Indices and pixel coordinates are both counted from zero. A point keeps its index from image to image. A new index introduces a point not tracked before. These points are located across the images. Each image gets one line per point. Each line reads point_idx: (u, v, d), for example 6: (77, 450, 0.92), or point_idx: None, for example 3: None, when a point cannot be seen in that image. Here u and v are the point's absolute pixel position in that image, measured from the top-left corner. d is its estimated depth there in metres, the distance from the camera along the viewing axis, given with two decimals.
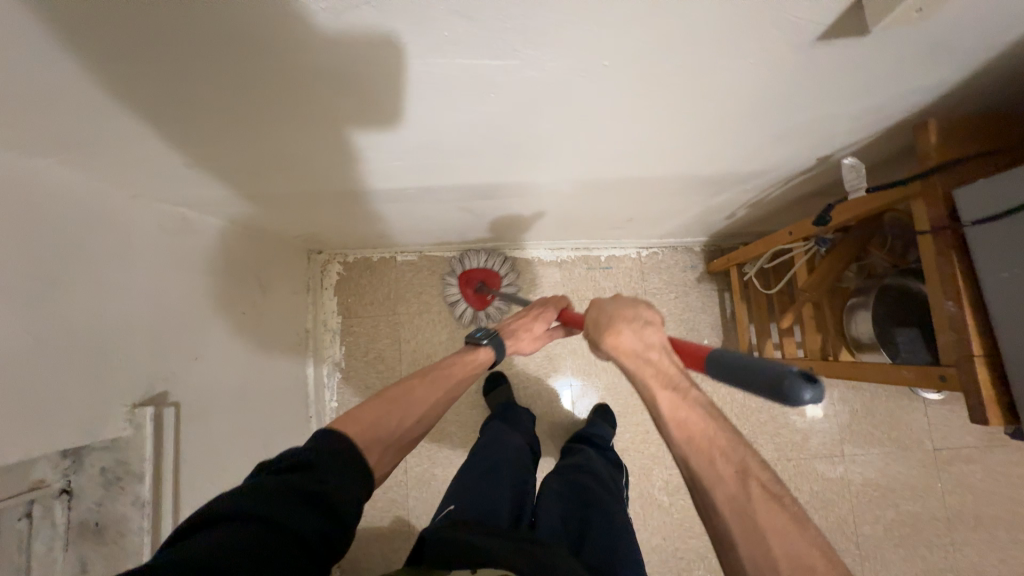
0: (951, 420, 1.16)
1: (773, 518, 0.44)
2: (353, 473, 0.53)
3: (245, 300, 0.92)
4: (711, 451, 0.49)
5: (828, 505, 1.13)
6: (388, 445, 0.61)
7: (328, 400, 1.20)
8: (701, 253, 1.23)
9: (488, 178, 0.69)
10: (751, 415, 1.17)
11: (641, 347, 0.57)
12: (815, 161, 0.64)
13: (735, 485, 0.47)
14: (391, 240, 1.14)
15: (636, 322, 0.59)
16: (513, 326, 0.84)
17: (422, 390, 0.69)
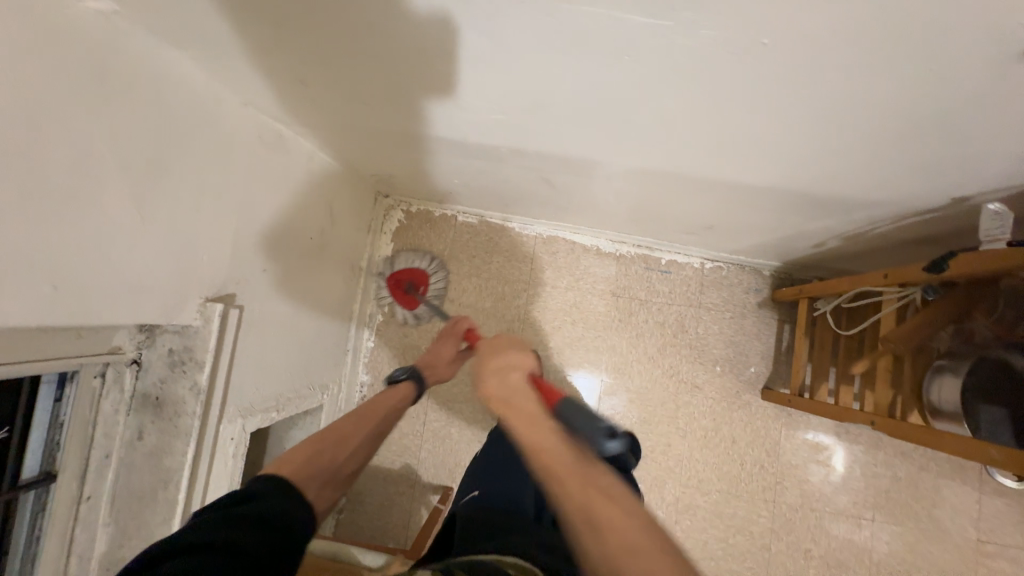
0: (1004, 514, 1.06)
1: (611, 519, 0.44)
2: (292, 497, 0.53)
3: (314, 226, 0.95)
4: (556, 471, 0.49)
5: (842, 565, 1.08)
6: (329, 480, 0.61)
7: (365, 339, 1.24)
8: (769, 278, 1.16)
9: (578, 152, 0.67)
10: (782, 455, 1.11)
11: (501, 386, 0.59)
12: (942, 199, 0.58)
13: (578, 493, 0.47)
14: (457, 198, 1.15)
15: (498, 364, 0.62)
16: (427, 356, 0.90)
17: (352, 424, 0.71)
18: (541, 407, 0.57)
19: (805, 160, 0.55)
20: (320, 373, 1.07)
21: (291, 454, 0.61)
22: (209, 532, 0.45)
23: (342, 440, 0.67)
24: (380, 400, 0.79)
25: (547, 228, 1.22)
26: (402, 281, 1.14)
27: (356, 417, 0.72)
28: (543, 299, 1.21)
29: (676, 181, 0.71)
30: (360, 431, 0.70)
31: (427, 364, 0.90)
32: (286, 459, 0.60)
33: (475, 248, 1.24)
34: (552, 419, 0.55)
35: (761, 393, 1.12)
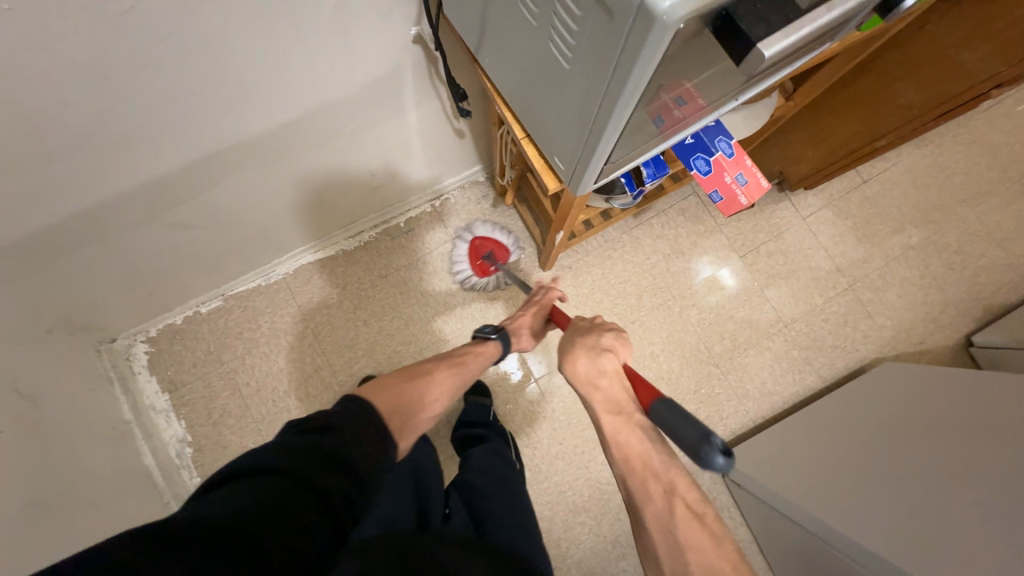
0: (744, 227, 1.29)
1: (693, 537, 0.51)
2: (369, 434, 0.51)
3: (13, 409, 0.83)
4: (645, 474, 0.54)
5: (681, 344, 1.23)
6: (410, 417, 0.65)
7: (188, 478, 1.13)
8: (486, 182, 1.28)
9: (147, 160, 0.68)
10: (588, 298, 1.24)
11: (594, 373, 0.61)
12: (417, 42, 0.69)
13: (664, 505, 0.52)
14: (176, 291, 1.09)
15: (595, 348, 0.63)
16: (512, 324, 0.90)
17: (441, 371, 0.75)
18: (631, 398, 0.60)
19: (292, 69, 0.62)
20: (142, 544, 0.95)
21: (384, 386, 0.67)
22: (286, 463, 0.43)
23: (424, 382, 0.71)
24: (470, 355, 0.82)
25: (289, 263, 1.21)
26: (483, 249, 1.20)
27: (453, 372, 0.77)
28: (328, 323, 1.21)
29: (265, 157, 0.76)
30: (445, 377, 0.75)
31: (511, 331, 0.90)
32: (377, 388, 0.65)
33: (238, 323, 1.19)
34: (643, 418, 0.58)
35: (540, 267, 1.24)
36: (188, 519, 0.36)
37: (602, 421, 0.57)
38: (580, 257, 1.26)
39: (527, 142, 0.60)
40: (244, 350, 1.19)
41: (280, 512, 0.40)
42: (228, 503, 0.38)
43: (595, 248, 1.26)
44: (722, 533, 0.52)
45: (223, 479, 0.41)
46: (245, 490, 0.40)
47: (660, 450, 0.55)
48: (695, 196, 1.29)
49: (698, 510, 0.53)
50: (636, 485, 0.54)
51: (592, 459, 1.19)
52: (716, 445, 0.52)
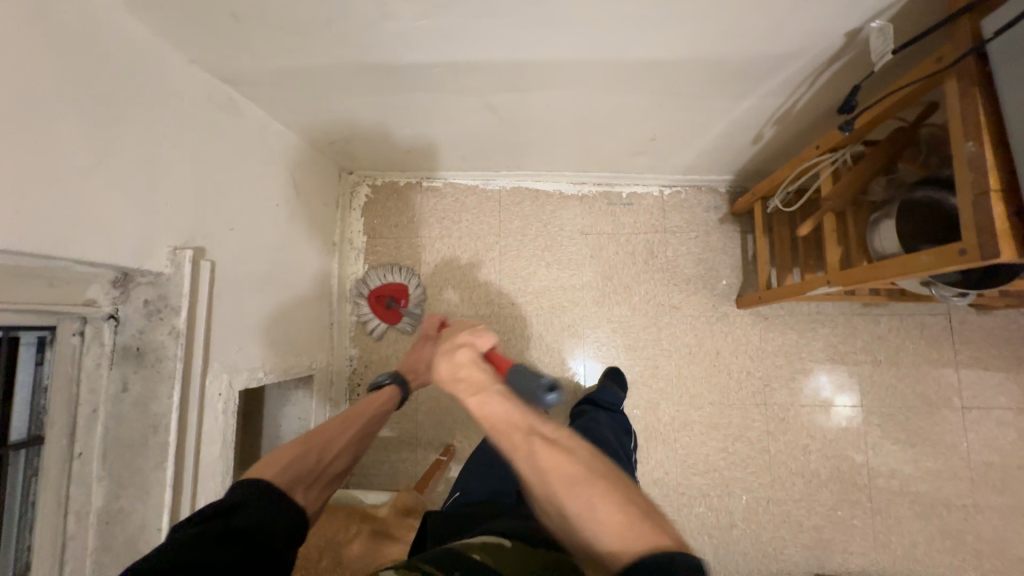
0: (985, 379, 1.09)
1: (556, 465, 0.46)
2: (274, 504, 0.53)
3: (278, 193, 0.97)
4: (506, 428, 0.49)
5: (841, 455, 1.10)
6: (312, 482, 0.61)
7: (349, 313, 1.26)
8: (725, 194, 1.21)
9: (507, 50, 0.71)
10: (767, 357, 1.15)
11: (450, 368, 0.56)
12: (851, 39, 0.60)
13: (526, 450, 0.47)
14: (419, 160, 1.18)
15: (447, 346, 0.59)
16: (410, 359, 0.92)
17: (335, 427, 0.70)
18: (490, 374, 0.56)
19: (733, 18, 0.58)
20: (306, 346, 1.08)
21: (275, 454, 0.61)
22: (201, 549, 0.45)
23: (331, 441, 0.67)
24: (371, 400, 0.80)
25: (511, 179, 1.26)
26: (384, 294, 1.22)
27: (346, 420, 0.72)
28: (514, 248, 1.25)
29: (600, 85, 0.77)
30: (343, 432, 0.70)
31: (409, 367, 0.92)
32: (274, 458, 0.60)
33: (444, 210, 1.28)
34: (500, 383, 0.54)
35: (735, 302, 1.16)
36: None
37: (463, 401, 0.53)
38: (781, 314, 1.15)
39: (993, 195, 0.49)
40: (438, 234, 1.27)
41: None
42: None
43: (802, 313, 1.15)
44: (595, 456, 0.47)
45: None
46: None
47: (515, 400, 0.51)
48: (946, 318, 1.11)
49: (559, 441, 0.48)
50: (496, 437, 0.50)
51: (689, 506, 1.11)
52: (541, 385, 0.59)
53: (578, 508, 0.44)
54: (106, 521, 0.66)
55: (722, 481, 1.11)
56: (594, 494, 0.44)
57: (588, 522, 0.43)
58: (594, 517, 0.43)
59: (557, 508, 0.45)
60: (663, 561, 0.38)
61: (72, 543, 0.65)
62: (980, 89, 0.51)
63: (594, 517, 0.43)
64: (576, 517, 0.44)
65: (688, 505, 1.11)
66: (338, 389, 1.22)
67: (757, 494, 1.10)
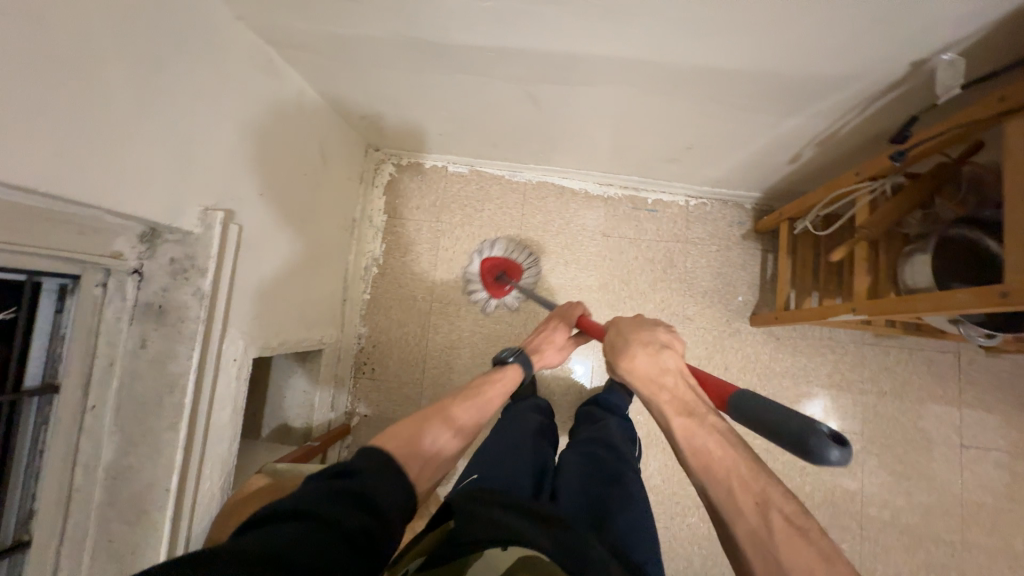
0: (985, 420, 1.10)
1: (792, 551, 0.43)
2: (386, 476, 0.53)
3: (307, 163, 0.95)
4: (728, 478, 0.49)
5: (837, 481, 1.11)
6: (424, 461, 0.63)
7: (362, 291, 1.25)
8: (749, 211, 1.21)
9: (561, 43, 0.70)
10: (774, 377, 1.15)
11: (655, 372, 0.63)
12: (915, 68, 0.60)
13: (755, 517, 0.46)
14: (449, 144, 1.16)
15: (653, 348, 0.66)
16: (535, 343, 0.96)
17: (450, 408, 0.74)
18: (703, 401, 0.58)
19: (803, 34, 0.57)
20: (318, 320, 1.07)
21: (395, 429, 0.65)
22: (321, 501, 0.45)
23: (443, 422, 0.71)
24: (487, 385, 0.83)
25: (537, 174, 1.25)
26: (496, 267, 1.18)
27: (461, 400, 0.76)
28: (534, 243, 1.24)
29: (651, 87, 0.76)
30: (458, 416, 0.74)
31: (535, 347, 0.96)
32: (390, 435, 0.63)
33: (467, 197, 1.26)
34: (718, 418, 0.55)
35: (750, 320, 1.16)
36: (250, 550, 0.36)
37: (670, 423, 0.57)
38: (794, 336, 1.15)
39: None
40: (459, 221, 1.26)
41: (303, 547, 0.39)
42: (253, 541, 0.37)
43: (814, 337, 1.15)
44: (837, 554, 0.42)
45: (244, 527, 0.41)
46: (292, 528, 0.40)
47: (741, 455, 0.51)
48: (955, 356, 1.12)
49: (803, 525, 0.45)
50: (716, 487, 0.50)
51: (681, 516, 1.12)
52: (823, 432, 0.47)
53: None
54: (113, 476, 0.65)
55: None
56: None
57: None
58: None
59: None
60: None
61: (78, 495, 0.65)
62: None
63: None
64: None
65: (681, 514, 1.12)
66: (343, 366, 1.21)
67: None
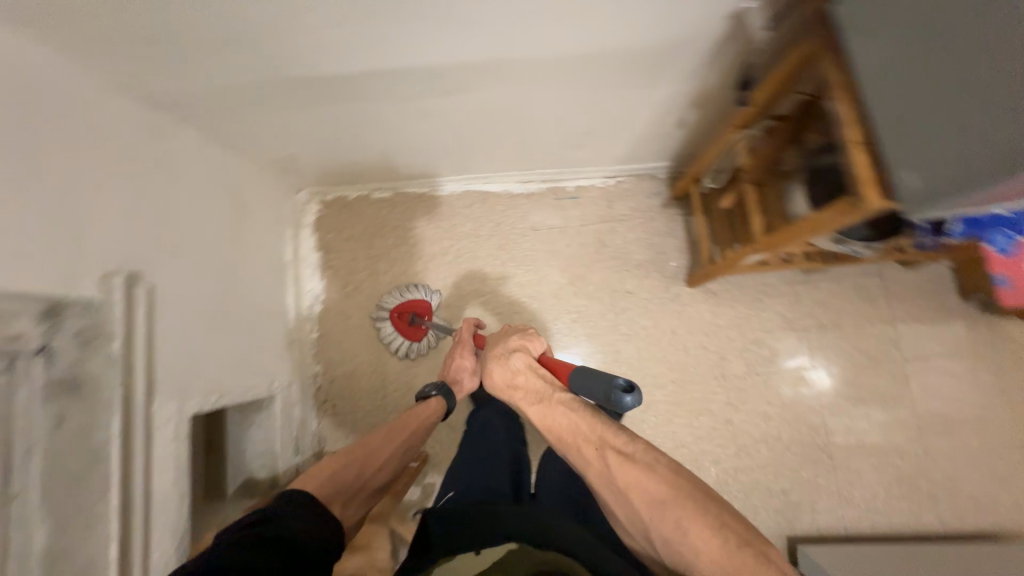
0: (920, 331, 1.16)
1: (629, 478, 0.57)
2: (302, 515, 0.64)
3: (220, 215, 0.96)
4: (575, 441, 0.65)
5: (799, 417, 1.15)
6: (345, 494, 0.75)
7: (309, 331, 1.26)
8: (665, 180, 1.26)
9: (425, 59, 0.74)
10: (721, 331, 1.19)
11: (507, 377, 0.76)
12: (736, 19, 0.65)
13: (597, 462, 0.61)
14: (366, 172, 1.19)
15: (502, 356, 0.78)
16: (450, 372, 1.01)
17: (378, 440, 0.86)
18: (551, 384, 0.72)
19: (627, 6, 0.62)
20: (264, 367, 1.07)
21: (318, 470, 0.75)
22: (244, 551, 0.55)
23: (362, 455, 0.81)
24: (409, 417, 0.92)
25: (459, 184, 1.28)
26: (406, 311, 1.20)
27: (390, 432, 0.88)
28: (470, 250, 1.27)
29: (522, 83, 0.80)
30: (383, 445, 0.86)
31: (451, 378, 1.02)
32: (311, 478, 0.73)
33: (397, 220, 1.29)
34: (562, 394, 0.70)
35: (687, 282, 1.20)
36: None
37: (529, 413, 0.72)
38: (729, 288, 1.20)
39: (858, 147, 0.52)
40: (393, 244, 1.28)
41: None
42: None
43: (749, 286, 1.20)
44: (653, 461, 0.58)
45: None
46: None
47: (581, 416, 0.66)
48: (879, 277, 1.17)
49: (629, 451, 0.60)
50: (573, 452, 0.65)
51: None
52: (617, 385, 0.62)
53: (668, 526, 0.53)
54: (51, 563, 0.64)
55: (690, 456, 1.14)
56: (682, 515, 0.52)
57: (679, 538, 0.52)
58: (688, 535, 0.51)
59: (643, 522, 0.56)
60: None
61: None
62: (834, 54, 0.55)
63: (677, 538, 0.52)
64: (660, 535, 0.54)
65: None
66: (304, 407, 1.20)
67: (726, 465, 1.13)
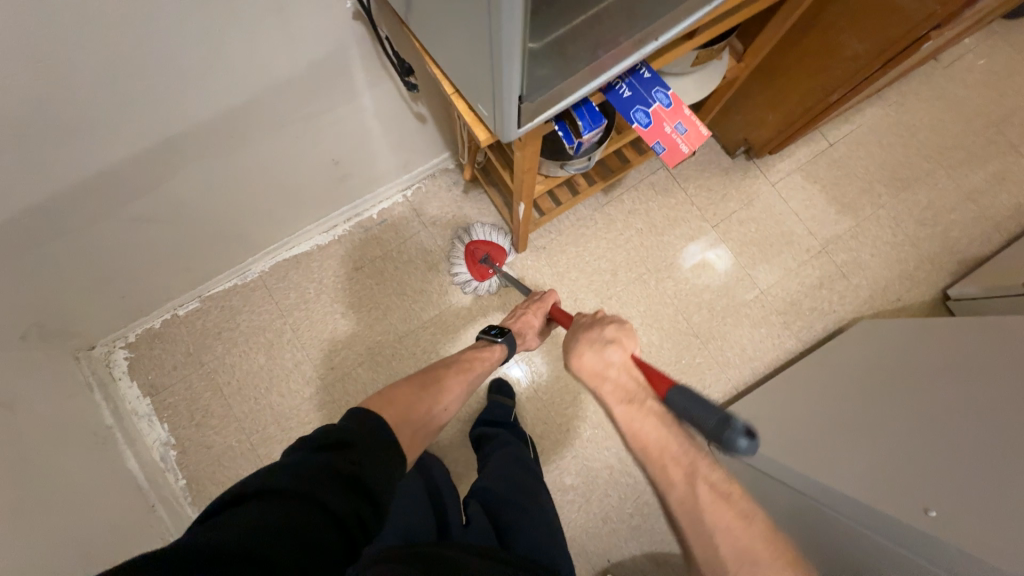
0: (715, 197, 1.29)
1: (719, 517, 0.53)
2: (382, 445, 0.54)
3: None
4: (664, 460, 0.56)
5: (659, 315, 1.23)
6: (417, 431, 0.65)
7: (174, 481, 1.13)
8: (456, 169, 1.29)
9: (92, 166, 0.68)
10: (564, 277, 1.25)
11: (601, 366, 0.64)
12: (356, 18, 0.67)
13: (685, 490, 0.55)
14: (151, 294, 1.09)
15: (598, 341, 0.66)
16: (517, 325, 0.91)
17: (445, 376, 0.75)
18: (642, 389, 0.63)
19: (242, 43, 0.62)
20: (125, 548, 0.94)
21: (393, 395, 0.66)
22: (310, 483, 0.45)
23: (435, 393, 0.71)
24: (473, 362, 0.81)
25: (263, 262, 1.22)
26: (480, 251, 1.17)
27: (457, 373, 0.77)
28: (305, 318, 1.21)
29: (221, 145, 0.78)
30: (454, 388, 0.75)
31: (516, 331, 0.91)
32: (389, 399, 0.65)
33: (217, 324, 1.19)
34: (654, 404, 0.61)
35: (516, 248, 1.24)
36: (207, 543, 0.38)
37: (614, 412, 0.61)
38: (553, 237, 1.26)
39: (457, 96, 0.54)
40: (224, 349, 1.19)
41: (281, 530, 0.41)
42: (233, 533, 0.40)
43: (568, 227, 1.26)
44: (748, 508, 0.54)
45: (238, 500, 0.43)
46: (260, 515, 0.42)
47: (673, 433, 0.58)
48: (665, 170, 1.30)
49: (722, 490, 0.55)
50: (654, 469, 0.57)
51: (577, 434, 1.19)
52: (737, 425, 0.55)
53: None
54: None
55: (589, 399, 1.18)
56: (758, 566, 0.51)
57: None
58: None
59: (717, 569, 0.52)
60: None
61: None
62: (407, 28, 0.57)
63: None
64: None
65: (575, 433, 1.18)
66: None
67: None
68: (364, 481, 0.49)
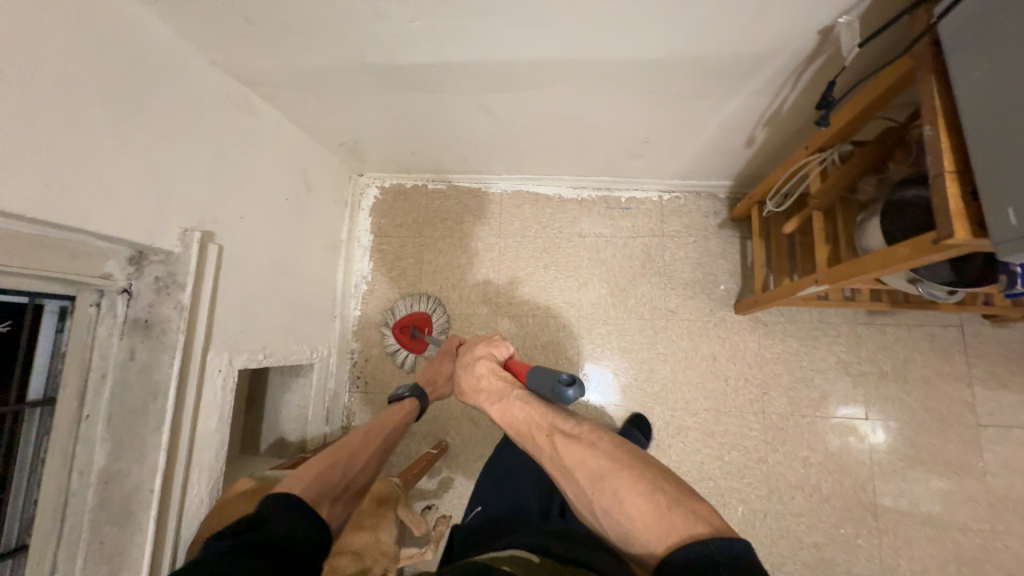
0: (1003, 397, 1.03)
1: (574, 457, 0.53)
2: (297, 514, 0.61)
3: (289, 188, 1.03)
4: (529, 430, 0.60)
5: (845, 469, 1.05)
6: (336, 495, 0.71)
7: (352, 308, 1.31)
8: (725, 201, 1.21)
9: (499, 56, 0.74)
10: (766, 364, 1.12)
11: (472, 384, 0.70)
12: (822, 34, 0.62)
13: (547, 445, 0.57)
14: (425, 162, 1.24)
15: (468, 362, 0.73)
16: (427, 375, 0.99)
17: (354, 444, 0.81)
18: (510, 382, 0.67)
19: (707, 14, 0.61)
20: (307, 336, 1.12)
21: (302, 469, 0.71)
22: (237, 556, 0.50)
23: (349, 459, 0.77)
24: (384, 419, 0.88)
25: (511, 183, 1.30)
26: (409, 325, 1.23)
27: (363, 436, 0.83)
28: (513, 249, 1.28)
29: (589, 86, 0.81)
30: (362, 446, 0.81)
31: (427, 382, 0.99)
32: (300, 476, 0.69)
33: (448, 211, 1.32)
34: (520, 390, 0.65)
35: (734, 308, 1.14)
36: None
37: (489, 409, 0.66)
38: (781, 321, 1.13)
39: (948, 176, 0.47)
40: (441, 235, 1.32)
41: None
42: None
43: (804, 322, 1.12)
44: (595, 439, 0.55)
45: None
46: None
47: (537, 406, 0.61)
48: (958, 331, 1.06)
49: (573, 431, 0.56)
50: (528, 443, 0.60)
51: None
52: (561, 380, 0.59)
53: (608, 500, 0.49)
54: (104, 480, 0.71)
55: (715, 492, 1.08)
56: (618, 485, 0.49)
57: (620, 511, 0.48)
58: (621, 506, 0.48)
59: (585, 499, 0.52)
60: (694, 558, 0.41)
61: (73, 499, 0.71)
62: (936, 76, 0.50)
63: (617, 506, 0.48)
64: (602, 507, 0.50)
65: None
66: (339, 380, 1.26)
67: (754, 507, 1.07)
68: (288, 544, 0.55)
